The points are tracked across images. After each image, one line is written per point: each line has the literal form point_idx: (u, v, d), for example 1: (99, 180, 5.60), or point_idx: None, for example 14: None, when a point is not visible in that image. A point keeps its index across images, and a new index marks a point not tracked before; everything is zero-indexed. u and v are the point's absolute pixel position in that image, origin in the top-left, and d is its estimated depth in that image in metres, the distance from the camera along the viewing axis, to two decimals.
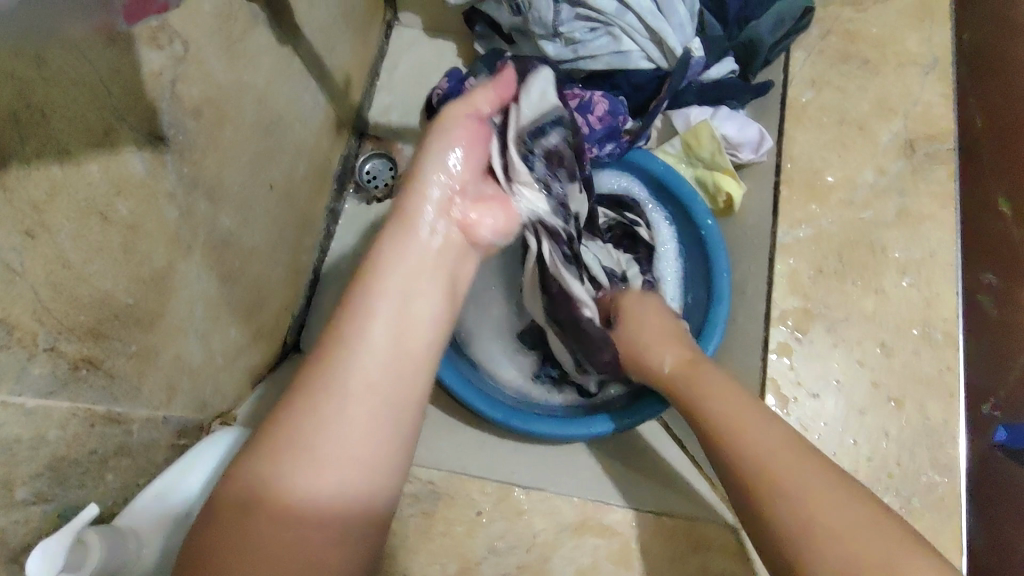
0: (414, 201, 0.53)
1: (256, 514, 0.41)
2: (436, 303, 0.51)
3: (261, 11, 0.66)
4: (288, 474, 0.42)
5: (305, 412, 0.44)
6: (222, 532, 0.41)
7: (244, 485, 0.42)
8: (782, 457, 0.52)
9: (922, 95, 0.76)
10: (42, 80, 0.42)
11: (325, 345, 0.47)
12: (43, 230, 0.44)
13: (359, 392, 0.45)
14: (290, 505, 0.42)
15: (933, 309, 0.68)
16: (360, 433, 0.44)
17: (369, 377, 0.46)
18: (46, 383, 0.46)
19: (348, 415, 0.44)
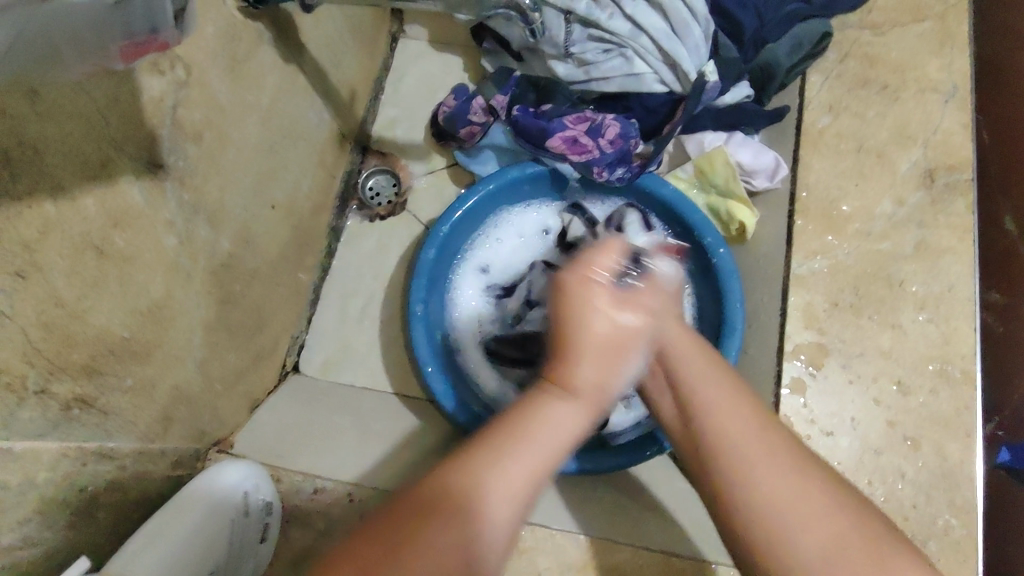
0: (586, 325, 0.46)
1: (451, 510, 0.40)
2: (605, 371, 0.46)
3: (266, 30, 0.64)
4: (478, 475, 0.41)
5: (505, 433, 0.43)
6: (392, 532, 0.39)
7: (412, 494, 0.41)
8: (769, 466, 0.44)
9: (942, 123, 0.74)
10: (35, 115, 0.40)
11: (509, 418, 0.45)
12: (35, 269, 0.42)
13: (548, 445, 0.44)
14: (456, 499, 0.41)
15: (951, 346, 0.66)
16: (530, 477, 0.42)
17: (568, 434, 0.44)
18: (37, 426, 0.44)
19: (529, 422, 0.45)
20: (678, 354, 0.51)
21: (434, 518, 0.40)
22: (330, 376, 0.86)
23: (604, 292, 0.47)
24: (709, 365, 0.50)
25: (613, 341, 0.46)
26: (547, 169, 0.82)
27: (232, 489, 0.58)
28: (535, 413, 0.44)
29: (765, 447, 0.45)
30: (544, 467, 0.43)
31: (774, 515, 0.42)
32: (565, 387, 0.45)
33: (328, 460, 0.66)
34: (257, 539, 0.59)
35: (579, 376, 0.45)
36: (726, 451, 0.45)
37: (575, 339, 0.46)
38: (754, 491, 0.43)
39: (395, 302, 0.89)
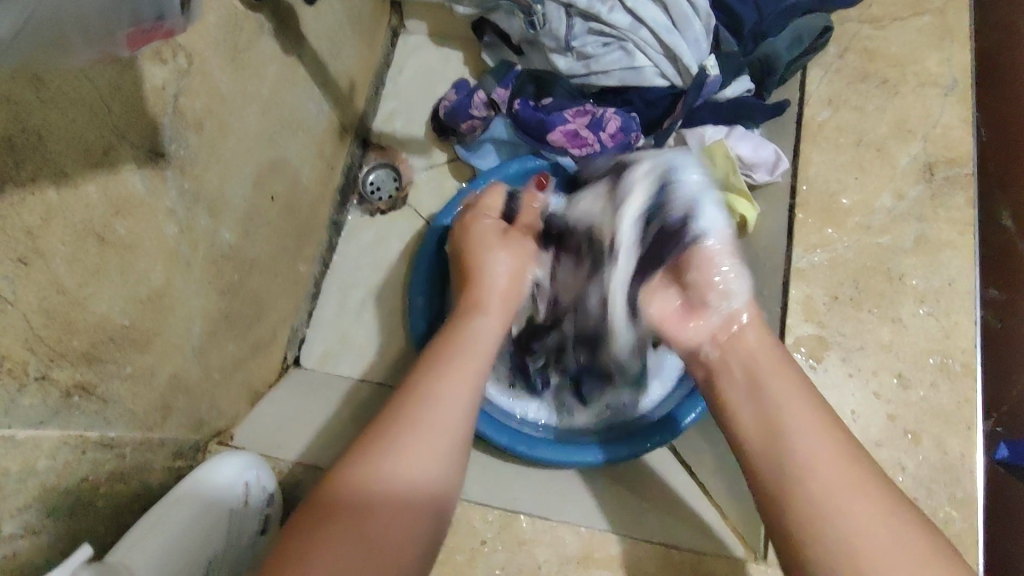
0: (485, 262, 0.64)
1: (372, 514, 0.45)
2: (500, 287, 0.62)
3: (267, 20, 0.64)
4: (383, 467, 0.46)
5: (409, 403, 0.50)
6: (318, 520, 0.44)
7: (331, 491, 0.45)
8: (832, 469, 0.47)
9: (941, 118, 0.74)
10: (39, 102, 0.40)
11: (415, 384, 0.52)
12: (37, 255, 0.42)
13: (475, 353, 0.55)
14: (378, 494, 0.45)
15: (950, 339, 0.66)
16: (457, 401, 0.51)
17: (489, 342, 0.57)
18: (38, 413, 0.44)
19: (434, 401, 0.50)
20: (768, 380, 0.54)
21: (349, 515, 0.44)
22: (329, 369, 0.86)
23: (487, 228, 0.68)
24: (802, 391, 0.53)
25: (509, 273, 0.64)
26: (548, 163, 0.82)
27: (231, 480, 0.59)
28: (457, 334, 0.57)
29: (853, 483, 0.47)
30: (475, 381, 0.53)
31: (856, 541, 0.44)
32: (475, 307, 0.60)
33: (328, 452, 0.66)
34: (254, 530, 0.60)
35: (483, 298, 0.61)
36: (809, 478, 0.48)
37: (481, 277, 0.63)
38: (838, 519, 0.45)
39: (395, 296, 0.89)
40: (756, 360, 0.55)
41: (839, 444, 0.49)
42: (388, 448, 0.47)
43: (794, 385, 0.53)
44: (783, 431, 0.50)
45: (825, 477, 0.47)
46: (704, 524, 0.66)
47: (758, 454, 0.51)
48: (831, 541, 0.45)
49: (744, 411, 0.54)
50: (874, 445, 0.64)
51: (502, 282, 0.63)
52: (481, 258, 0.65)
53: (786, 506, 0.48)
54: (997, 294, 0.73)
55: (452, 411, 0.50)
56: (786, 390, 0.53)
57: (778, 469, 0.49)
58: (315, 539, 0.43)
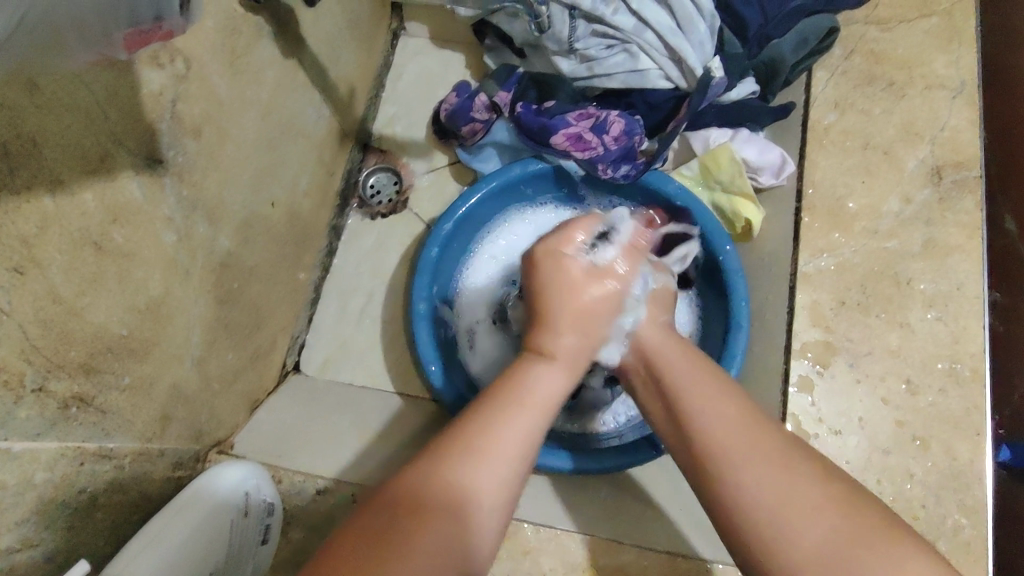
0: (564, 296, 0.55)
1: (437, 515, 0.41)
2: (577, 335, 0.53)
3: (266, 24, 0.63)
4: (465, 470, 0.43)
5: (497, 418, 0.46)
6: (382, 520, 0.40)
7: (407, 491, 0.42)
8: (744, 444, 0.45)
9: (949, 120, 0.73)
10: (34, 108, 0.39)
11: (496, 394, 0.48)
12: (33, 265, 0.41)
13: (533, 407, 0.48)
14: (453, 504, 0.42)
15: (959, 345, 0.66)
16: (521, 442, 0.45)
17: (551, 393, 0.49)
18: (34, 426, 0.43)
19: (523, 418, 0.47)
20: (681, 386, 0.50)
21: (429, 519, 0.41)
22: (331, 375, 0.85)
23: (573, 262, 0.56)
24: (709, 383, 0.49)
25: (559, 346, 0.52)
26: (550, 166, 0.81)
27: (231, 490, 0.58)
28: (512, 390, 0.48)
29: (780, 471, 0.43)
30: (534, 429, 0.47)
31: (791, 533, 0.41)
32: (537, 350, 0.52)
33: (329, 461, 0.66)
34: (256, 541, 0.58)
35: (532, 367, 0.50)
36: (733, 480, 0.44)
37: (553, 316, 0.54)
38: (762, 518, 0.42)
39: (397, 301, 0.88)
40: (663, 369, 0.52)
41: (756, 430, 0.46)
42: (478, 458, 0.44)
43: (706, 384, 0.50)
44: (689, 418, 0.48)
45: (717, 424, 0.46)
46: None
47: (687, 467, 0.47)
48: (761, 539, 0.42)
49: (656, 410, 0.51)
50: (882, 452, 0.63)
51: (578, 305, 0.54)
52: (574, 283, 0.55)
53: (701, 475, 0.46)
54: (1002, 297, 0.73)
55: (542, 406, 0.48)
56: (698, 385, 0.49)
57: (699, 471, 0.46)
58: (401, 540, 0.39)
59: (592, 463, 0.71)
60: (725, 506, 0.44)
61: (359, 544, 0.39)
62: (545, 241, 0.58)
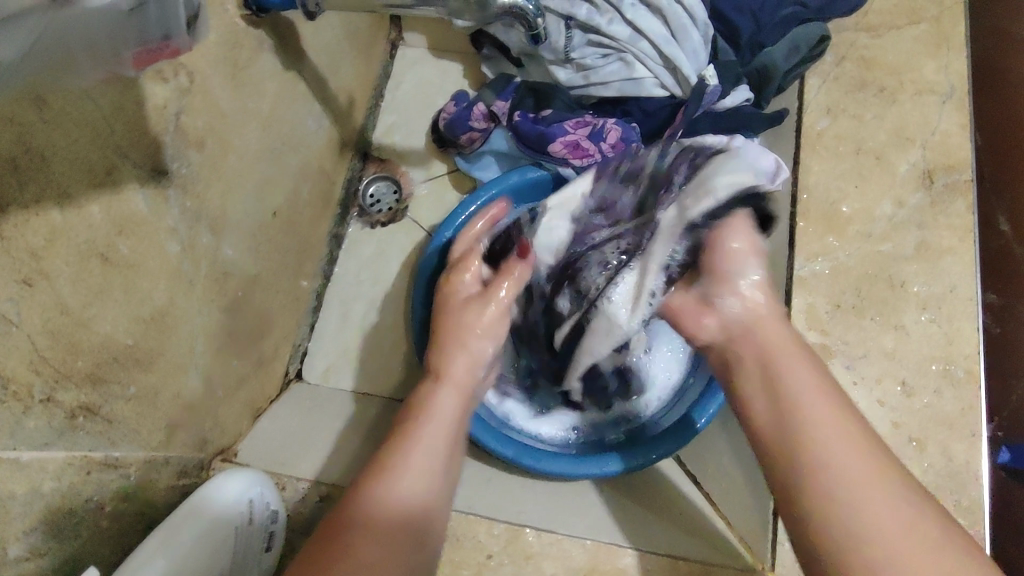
0: (472, 313, 0.63)
1: (370, 525, 0.47)
2: (468, 352, 0.62)
3: (267, 37, 0.64)
4: (386, 487, 0.50)
5: (407, 432, 0.54)
6: (321, 547, 0.46)
7: (344, 511, 0.48)
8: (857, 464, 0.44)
9: (939, 125, 0.74)
10: (43, 122, 0.40)
11: (407, 419, 0.56)
12: (42, 277, 0.42)
13: (443, 417, 0.57)
14: (390, 516, 0.48)
15: (954, 346, 0.67)
16: (443, 447, 0.54)
17: (454, 409, 0.58)
18: (43, 435, 0.44)
19: (433, 433, 0.55)
20: (791, 386, 0.50)
21: (362, 530, 0.47)
22: (331, 383, 0.85)
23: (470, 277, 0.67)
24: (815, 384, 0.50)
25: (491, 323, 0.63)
26: (548, 173, 0.83)
27: (235, 498, 0.58)
28: (425, 404, 0.58)
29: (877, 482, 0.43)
30: (452, 435, 0.56)
31: (886, 525, 0.41)
32: (442, 375, 0.60)
33: (333, 467, 0.66)
34: (259, 549, 0.58)
35: (448, 363, 0.61)
36: (834, 470, 0.44)
37: (461, 336, 0.62)
38: (851, 503, 0.43)
39: (397, 308, 0.89)
40: (774, 352, 0.52)
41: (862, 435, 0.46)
42: (390, 479, 0.50)
43: (820, 394, 0.49)
44: (799, 412, 0.48)
45: (834, 445, 0.45)
46: (711, 533, 0.66)
47: (774, 448, 0.48)
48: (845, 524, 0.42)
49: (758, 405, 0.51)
50: None
51: (478, 321, 0.63)
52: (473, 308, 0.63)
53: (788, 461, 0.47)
54: (997, 299, 0.73)
55: (450, 416, 0.57)
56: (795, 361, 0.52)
57: (784, 445, 0.48)
58: (337, 551, 0.45)
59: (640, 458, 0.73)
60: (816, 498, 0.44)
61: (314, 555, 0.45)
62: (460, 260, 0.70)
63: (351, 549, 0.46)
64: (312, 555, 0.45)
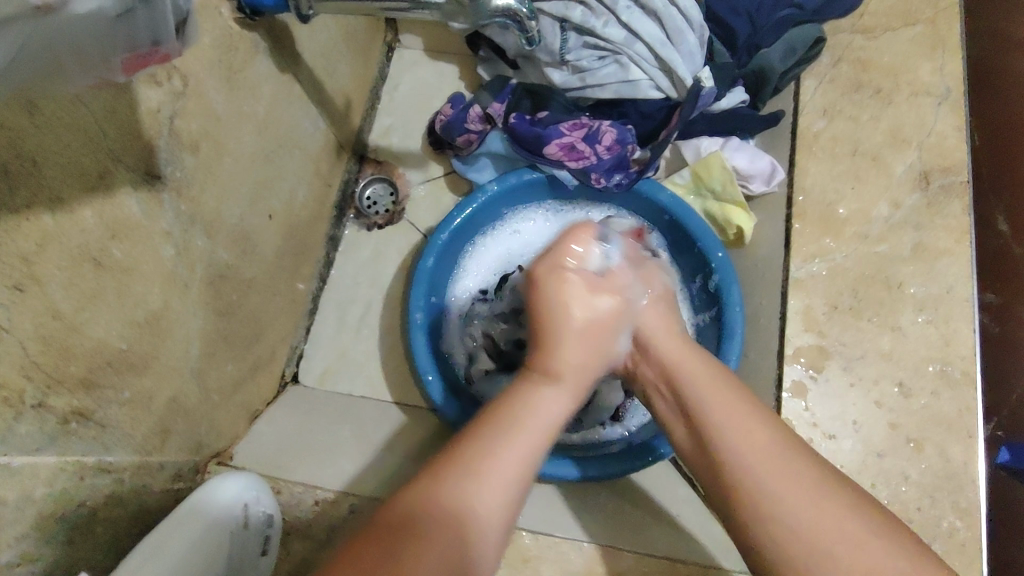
0: (571, 299, 0.56)
1: (425, 527, 0.41)
2: (576, 351, 0.54)
3: (262, 40, 0.64)
4: (461, 489, 0.43)
5: (503, 414, 0.48)
6: (368, 539, 0.40)
7: (397, 507, 0.42)
8: (771, 461, 0.45)
9: (936, 126, 0.74)
10: (34, 128, 0.40)
11: (500, 407, 0.49)
12: (33, 282, 0.42)
13: (538, 430, 0.48)
14: (442, 517, 0.41)
15: (951, 347, 0.66)
16: (525, 460, 0.46)
17: (551, 415, 0.49)
18: (34, 441, 0.44)
19: (524, 435, 0.47)
20: (694, 390, 0.52)
21: (416, 531, 0.40)
22: (328, 385, 0.85)
23: (573, 278, 0.57)
24: (727, 386, 0.51)
25: (595, 330, 0.55)
26: (544, 176, 0.83)
27: (231, 501, 0.57)
28: (523, 400, 0.50)
29: (794, 474, 0.44)
30: (533, 455, 0.47)
31: (800, 524, 0.43)
32: (545, 370, 0.52)
33: (328, 471, 0.66)
34: (257, 553, 0.58)
35: (561, 362, 0.53)
36: (743, 467, 0.46)
37: (557, 329, 0.54)
38: (771, 500, 0.44)
39: (394, 310, 0.89)
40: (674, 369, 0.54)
41: (773, 431, 0.47)
42: (473, 480, 0.43)
43: (731, 396, 0.50)
44: (713, 424, 0.49)
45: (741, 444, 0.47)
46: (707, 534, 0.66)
47: (700, 467, 0.49)
48: (772, 530, 0.43)
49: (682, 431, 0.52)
50: (877, 455, 0.64)
51: (585, 309, 0.56)
52: (578, 287, 0.57)
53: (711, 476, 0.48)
54: (996, 299, 0.73)
55: (548, 418, 0.49)
56: (701, 377, 0.52)
57: (706, 461, 0.49)
58: (391, 550, 0.39)
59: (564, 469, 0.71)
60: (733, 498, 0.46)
61: (363, 540, 0.40)
62: (552, 253, 0.59)
63: (410, 542, 0.40)
64: (367, 538, 0.40)
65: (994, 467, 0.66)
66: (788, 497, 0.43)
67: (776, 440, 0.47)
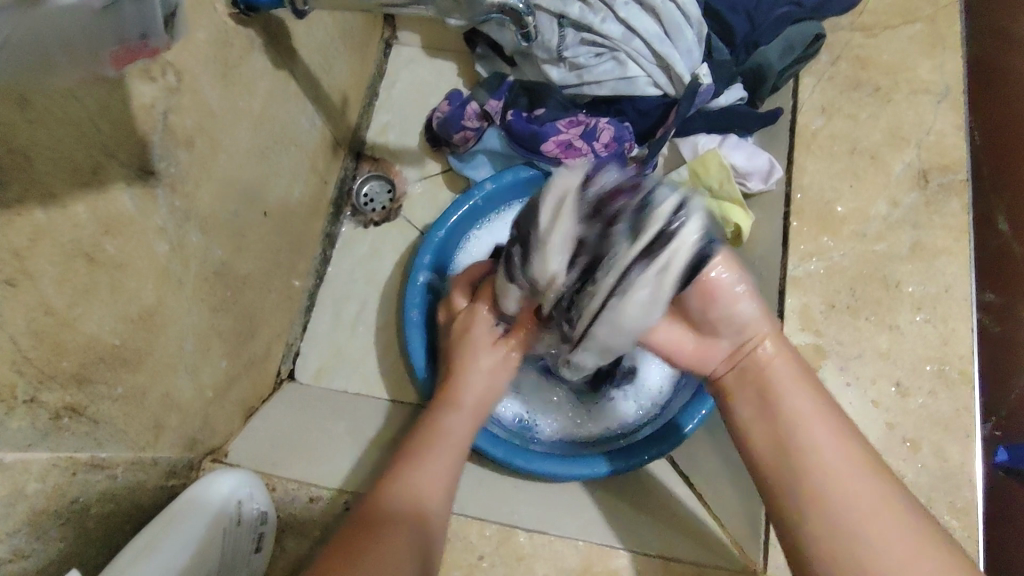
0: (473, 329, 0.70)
1: (378, 523, 0.52)
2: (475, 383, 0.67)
3: (258, 37, 0.64)
4: (400, 489, 0.55)
5: (424, 445, 0.60)
6: (355, 535, 0.50)
7: (364, 510, 0.53)
8: (874, 507, 0.50)
9: (934, 124, 0.74)
10: (27, 122, 0.40)
11: (420, 434, 0.62)
12: (25, 277, 0.41)
13: (453, 445, 0.62)
14: (400, 513, 0.53)
15: (948, 346, 0.66)
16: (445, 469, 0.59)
17: (460, 433, 0.63)
18: (25, 436, 0.43)
19: (442, 450, 0.60)
20: (798, 416, 0.55)
21: (380, 526, 0.51)
22: (324, 383, 0.85)
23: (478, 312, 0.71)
24: (809, 390, 0.56)
25: (490, 371, 0.68)
26: (542, 173, 0.83)
27: (223, 498, 0.57)
28: (434, 428, 0.63)
29: (887, 520, 0.50)
30: (454, 463, 0.60)
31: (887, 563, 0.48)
32: (451, 401, 0.66)
33: (322, 467, 0.66)
34: (251, 549, 0.58)
35: (460, 394, 0.66)
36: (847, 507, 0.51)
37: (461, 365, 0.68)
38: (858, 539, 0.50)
39: (390, 308, 0.89)
40: (776, 387, 0.57)
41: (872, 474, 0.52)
42: (409, 479, 0.56)
43: (816, 412, 0.55)
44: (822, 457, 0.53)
45: (842, 485, 0.51)
46: (705, 534, 0.65)
47: (783, 479, 0.54)
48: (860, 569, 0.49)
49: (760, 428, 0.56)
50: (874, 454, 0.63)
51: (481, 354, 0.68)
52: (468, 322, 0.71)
53: (799, 505, 0.53)
54: (994, 298, 0.73)
55: (459, 439, 0.62)
56: (800, 395, 0.56)
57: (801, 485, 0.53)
58: (366, 544, 0.49)
59: (560, 467, 0.72)
60: (807, 490, 0.52)
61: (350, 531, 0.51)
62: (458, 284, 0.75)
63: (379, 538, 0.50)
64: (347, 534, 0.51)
65: (992, 467, 0.66)
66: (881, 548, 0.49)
67: (879, 486, 0.52)
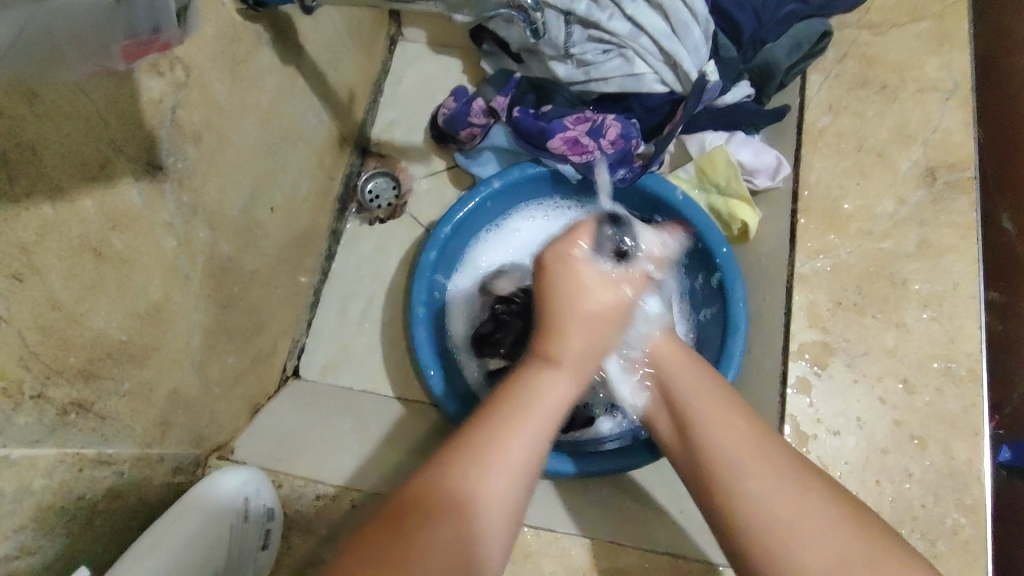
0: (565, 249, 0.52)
1: (437, 513, 0.42)
2: (592, 324, 0.49)
3: (265, 32, 0.64)
4: (466, 473, 0.43)
5: (503, 417, 0.46)
6: (387, 530, 0.41)
7: (414, 492, 0.43)
8: (752, 462, 0.46)
9: (942, 122, 0.74)
10: (34, 115, 0.40)
11: (499, 404, 0.47)
12: (33, 272, 0.41)
13: (543, 415, 0.46)
14: (466, 505, 0.42)
15: (956, 344, 0.66)
16: (534, 448, 0.45)
17: (558, 400, 0.47)
18: (33, 432, 0.43)
19: (528, 421, 0.46)
20: (682, 389, 0.53)
21: (432, 520, 0.41)
22: (329, 380, 0.85)
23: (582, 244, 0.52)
24: (689, 364, 0.55)
25: (583, 301, 0.49)
26: (548, 170, 0.82)
27: (229, 495, 0.57)
28: (523, 389, 0.47)
29: (768, 466, 0.46)
30: (542, 442, 0.46)
31: (767, 521, 0.44)
32: (545, 355, 0.48)
33: (329, 465, 0.66)
34: (256, 547, 0.57)
35: (562, 346, 0.48)
36: (731, 471, 0.47)
37: (566, 300, 0.49)
38: (745, 500, 0.45)
39: (396, 305, 0.89)
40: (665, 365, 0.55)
41: (753, 427, 0.49)
42: (486, 461, 0.43)
43: (711, 391, 0.52)
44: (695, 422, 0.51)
45: (725, 445, 0.48)
46: None
47: (683, 461, 0.51)
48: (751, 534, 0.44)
49: (665, 422, 0.54)
50: (881, 452, 0.63)
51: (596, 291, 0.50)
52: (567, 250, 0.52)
53: (702, 485, 0.48)
54: (999, 296, 0.73)
55: (549, 409, 0.47)
56: (683, 369, 0.54)
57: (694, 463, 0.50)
58: (406, 534, 0.41)
59: (568, 463, 0.71)
60: (707, 473, 0.48)
61: (382, 537, 0.40)
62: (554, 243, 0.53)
63: (421, 528, 0.41)
64: (370, 532, 0.41)
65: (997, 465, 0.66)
66: (760, 504, 0.45)
67: (759, 437, 0.48)
